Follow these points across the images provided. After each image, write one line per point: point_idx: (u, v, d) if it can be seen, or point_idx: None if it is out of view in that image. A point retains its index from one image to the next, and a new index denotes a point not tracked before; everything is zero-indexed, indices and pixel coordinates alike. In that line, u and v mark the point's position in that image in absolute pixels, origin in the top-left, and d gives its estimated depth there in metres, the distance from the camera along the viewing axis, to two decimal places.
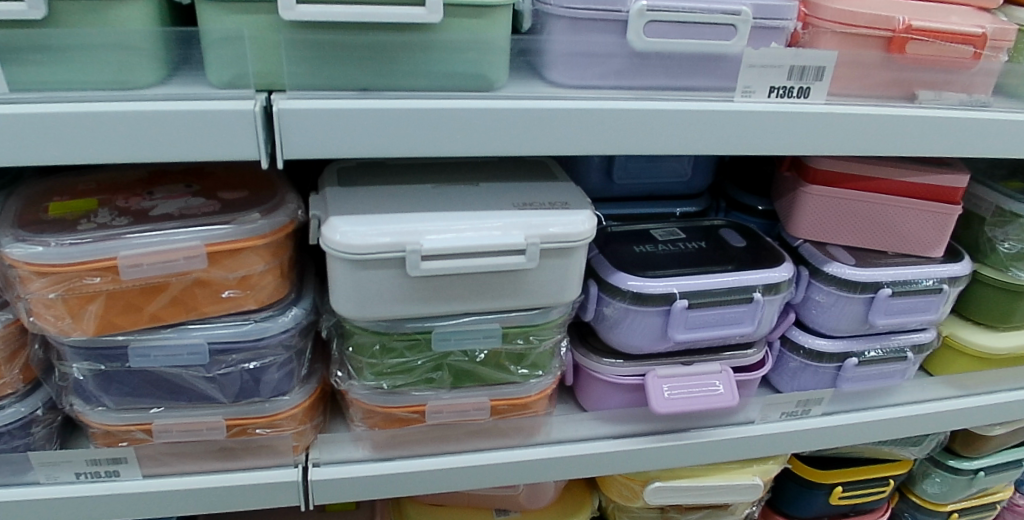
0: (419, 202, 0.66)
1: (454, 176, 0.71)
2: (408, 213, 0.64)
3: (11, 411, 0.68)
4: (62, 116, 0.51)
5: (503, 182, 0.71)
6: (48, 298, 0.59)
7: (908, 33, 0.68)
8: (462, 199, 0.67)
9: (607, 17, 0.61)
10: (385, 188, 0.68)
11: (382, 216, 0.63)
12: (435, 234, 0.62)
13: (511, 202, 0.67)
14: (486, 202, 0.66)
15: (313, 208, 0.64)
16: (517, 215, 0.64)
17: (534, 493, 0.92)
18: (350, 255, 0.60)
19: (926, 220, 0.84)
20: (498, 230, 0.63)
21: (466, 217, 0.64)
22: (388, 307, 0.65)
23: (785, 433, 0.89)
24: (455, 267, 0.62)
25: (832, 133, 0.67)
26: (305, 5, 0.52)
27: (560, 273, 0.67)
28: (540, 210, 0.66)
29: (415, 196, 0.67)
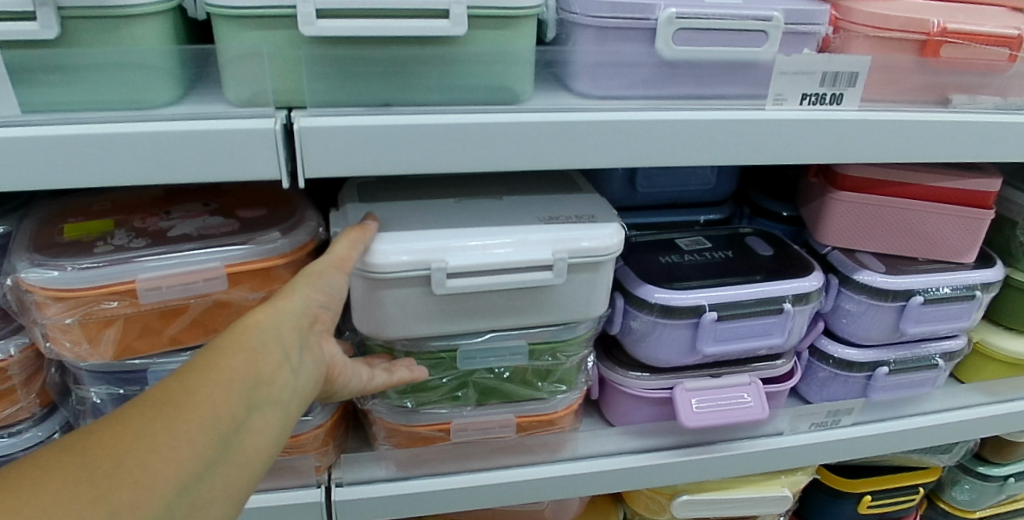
0: (443, 218, 0.64)
1: (478, 190, 0.69)
2: (433, 229, 0.62)
3: (29, 436, 0.67)
4: (79, 138, 0.50)
5: (527, 195, 0.69)
6: (65, 323, 0.57)
7: (944, 36, 0.66)
8: (487, 213, 0.65)
9: (634, 25, 0.59)
10: (409, 203, 0.66)
11: (406, 232, 0.61)
12: (460, 252, 0.60)
13: (537, 216, 0.65)
14: (511, 217, 0.64)
15: (335, 227, 0.63)
16: (544, 228, 0.63)
17: (560, 509, 0.90)
18: (374, 273, 0.59)
19: (958, 225, 0.82)
20: (525, 245, 0.61)
21: (492, 232, 0.62)
22: (414, 326, 0.63)
23: (815, 445, 0.87)
24: (481, 285, 0.61)
25: (866, 140, 0.65)
26: (325, 20, 0.51)
27: (588, 287, 0.65)
28: (568, 224, 0.64)
29: (439, 211, 0.65)
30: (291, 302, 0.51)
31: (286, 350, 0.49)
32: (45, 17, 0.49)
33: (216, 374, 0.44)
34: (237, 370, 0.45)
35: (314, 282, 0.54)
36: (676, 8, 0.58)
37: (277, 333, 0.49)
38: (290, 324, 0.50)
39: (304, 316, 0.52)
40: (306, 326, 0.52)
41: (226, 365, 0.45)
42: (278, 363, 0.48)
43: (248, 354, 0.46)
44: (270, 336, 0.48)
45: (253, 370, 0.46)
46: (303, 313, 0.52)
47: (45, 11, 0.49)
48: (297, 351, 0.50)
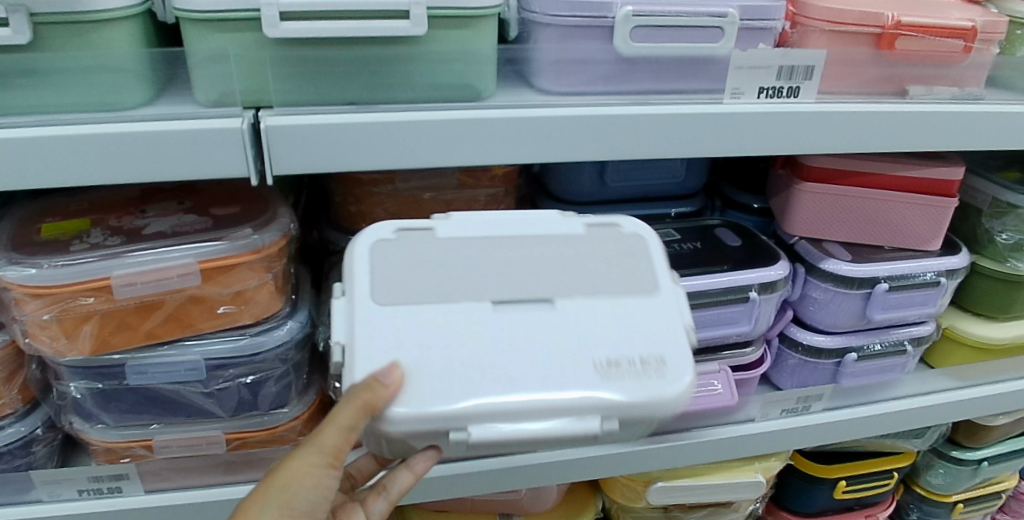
0: (474, 351, 0.51)
1: (528, 267, 0.56)
2: (462, 368, 0.50)
3: (12, 432, 0.69)
4: (52, 140, 0.51)
5: (595, 269, 0.57)
6: (43, 319, 0.59)
7: (898, 29, 0.68)
8: (536, 341, 0.52)
9: (593, 23, 0.61)
10: (440, 289, 0.54)
11: (425, 385, 0.49)
12: (479, 418, 0.49)
13: (591, 361, 0.52)
14: (563, 335, 0.53)
15: (338, 337, 0.52)
16: (598, 386, 0.50)
17: (538, 497, 0.92)
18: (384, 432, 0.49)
19: (922, 213, 0.84)
20: (571, 422, 0.50)
21: (529, 390, 0.50)
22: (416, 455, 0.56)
23: (785, 430, 0.89)
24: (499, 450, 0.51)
25: (824, 132, 0.67)
26: (289, 21, 0.52)
27: (639, 431, 0.54)
28: (628, 385, 0.51)
29: (474, 347, 0.51)
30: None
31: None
32: (18, 23, 0.50)
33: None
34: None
35: (318, 474, 0.51)
36: (632, 6, 0.60)
37: None
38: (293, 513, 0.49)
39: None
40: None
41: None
42: None
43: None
44: None
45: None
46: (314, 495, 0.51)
47: (16, 17, 0.50)
48: None
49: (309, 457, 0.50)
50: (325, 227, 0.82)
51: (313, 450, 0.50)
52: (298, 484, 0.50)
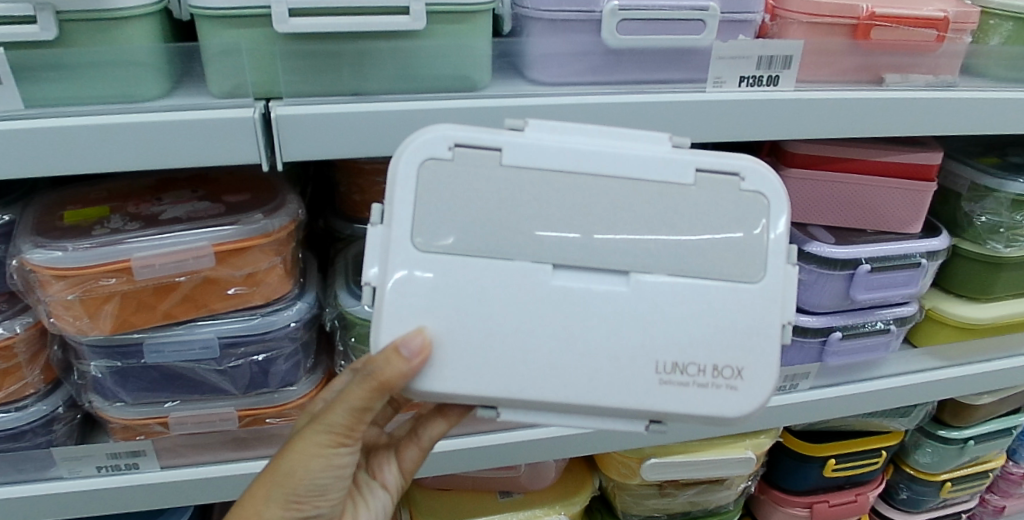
0: (529, 329, 0.52)
1: (608, 239, 0.52)
2: (506, 349, 0.51)
3: (35, 410, 0.72)
4: (76, 129, 0.55)
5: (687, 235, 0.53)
6: (67, 300, 0.63)
7: (872, 20, 0.71)
8: (598, 330, 0.52)
9: (582, 17, 0.64)
10: (500, 243, 0.52)
11: (462, 362, 0.51)
12: (512, 406, 0.52)
13: (654, 363, 0.52)
14: (623, 327, 0.52)
15: (372, 275, 0.52)
16: (651, 393, 0.52)
17: (536, 474, 0.97)
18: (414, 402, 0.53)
19: (902, 197, 0.88)
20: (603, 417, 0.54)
21: (572, 387, 0.51)
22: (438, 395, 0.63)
23: (773, 407, 0.93)
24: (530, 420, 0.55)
25: (803, 119, 0.71)
26: (298, 17, 0.56)
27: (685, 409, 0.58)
28: (681, 394, 0.52)
29: (529, 320, 0.52)
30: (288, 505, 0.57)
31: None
32: (45, 20, 0.54)
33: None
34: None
35: (326, 454, 0.57)
36: (619, 1, 0.64)
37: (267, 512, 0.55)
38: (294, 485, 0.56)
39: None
40: (299, 504, 0.58)
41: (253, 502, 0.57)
42: None
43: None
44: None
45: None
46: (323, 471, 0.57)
47: (43, 14, 0.54)
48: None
49: (318, 437, 0.56)
50: (330, 216, 0.86)
51: (321, 429, 0.56)
52: (306, 463, 0.56)
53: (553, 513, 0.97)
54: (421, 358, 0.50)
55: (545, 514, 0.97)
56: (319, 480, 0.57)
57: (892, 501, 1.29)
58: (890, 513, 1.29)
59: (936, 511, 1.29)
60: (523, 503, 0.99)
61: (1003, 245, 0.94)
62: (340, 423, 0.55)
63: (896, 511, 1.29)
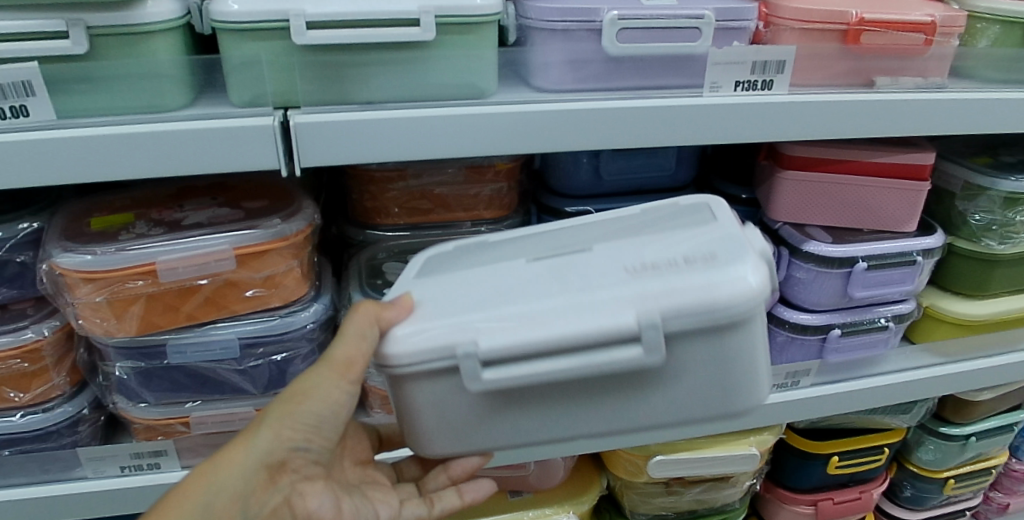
0: (511, 285, 0.58)
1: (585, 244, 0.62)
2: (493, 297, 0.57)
3: (62, 411, 0.75)
4: (106, 138, 0.58)
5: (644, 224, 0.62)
6: (95, 302, 0.65)
7: (862, 25, 0.74)
8: (569, 273, 0.57)
9: (583, 26, 0.68)
10: (487, 266, 0.62)
11: (439, 310, 0.57)
12: (491, 333, 0.53)
13: (622, 268, 0.56)
14: (594, 268, 0.57)
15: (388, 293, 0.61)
16: (633, 284, 0.53)
17: (545, 472, 0.99)
18: (395, 365, 0.56)
19: (897, 197, 0.90)
20: (592, 308, 0.52)
21: (549, 299, 0.54)
22: (467, 426, 0.59)
23: (776, 404, 0.95)
24: (526, 369, 0.54)
25: (797, 120, 0.73)
26: (315, 30, 0.59)
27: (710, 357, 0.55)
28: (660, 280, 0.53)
29: (508, 287, 0.57)
30: (284, 435, 0.59)
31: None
32: (76, 36, 0.57)
33: (200, 486, 0.58)
34: (217, 477, 0.58)
35: (329, 386, 0.60)
36: (618, 11, 0.67)
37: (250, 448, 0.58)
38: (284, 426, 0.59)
39: (284, 457, 0.60)
40: (294, 435, 0.60)
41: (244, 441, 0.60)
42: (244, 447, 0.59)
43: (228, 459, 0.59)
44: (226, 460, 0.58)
45: (225, 489, 0.58)
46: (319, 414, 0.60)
47: (76, 30, 0.57)
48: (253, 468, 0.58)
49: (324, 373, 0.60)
50: (343, 223, 0.89)
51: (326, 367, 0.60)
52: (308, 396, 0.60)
53: (562, 512, 1.00)
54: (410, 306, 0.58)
55: (555, 512, 0.99)
56: (318, 413, 0.60)
57: (896, 498, 1.30)
58: (896, 511, 1.30)
59: (941, 509, 1.30)
60: (533, 502, 1.01)
61: (997, 243, 0.97)
62: (341, 355, 0.58)
63: (901, 509, 1.30)
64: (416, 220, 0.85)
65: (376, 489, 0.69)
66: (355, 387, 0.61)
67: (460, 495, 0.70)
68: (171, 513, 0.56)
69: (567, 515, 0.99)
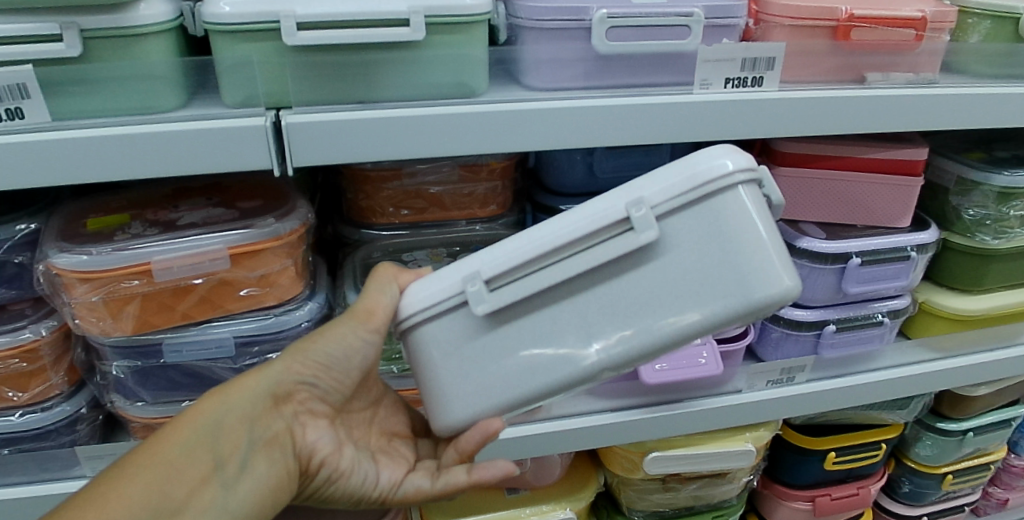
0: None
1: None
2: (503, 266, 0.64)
3: (60, 410, 0.76)
4: (99, 139, 0.59)
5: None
6: (92, 301, 0.66)
7: (852, 22, 0.75)
8: None
9: (572, 25, 0.68)
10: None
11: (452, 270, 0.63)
12: (489, 257, 0.59)
13: None
14: None
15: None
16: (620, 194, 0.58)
17: (541, 469, 1.00)
18: (406, 318, 0.63)
19: (889, 192, 0.91)
20: (588, 207, 0.57)
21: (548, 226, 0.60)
22: (476, 356, 0.62)
23: (771, 400, 0.96)
24: (524, 283, 0.58)
25: (788, 117, 0.74)
26: (306, 31, 0.60)
27: (710, 235, 0.55)
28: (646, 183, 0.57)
29: None
30: (299, 368, 0.62)
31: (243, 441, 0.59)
32: (70, 38, 0.58)
33: (210, 399, 0.59)
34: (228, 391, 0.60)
35: (345, 327, 0.63)
36: (607, 9, 0.68)
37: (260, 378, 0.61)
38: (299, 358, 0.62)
39: (294, 388, 0.62)
40: (307, 369, 0.63)
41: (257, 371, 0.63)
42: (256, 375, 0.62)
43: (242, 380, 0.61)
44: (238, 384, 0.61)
45: (233, 405, 0.59)
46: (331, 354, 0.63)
47: (69, 33, 0.58)
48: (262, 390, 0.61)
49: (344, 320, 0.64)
50: (339, 222, 0.90)
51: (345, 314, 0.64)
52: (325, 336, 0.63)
53: (559, 509, 1.00)
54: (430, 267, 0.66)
55: (552, 509, 1.00)
56: (331, 353, 0.63)
57: (894, 494, 1.30)
58: (893, 507, 1.30)
59: (940, 504, 1.30)
60: (530, 500, 1.02)
61: (991, 237, 0.97)
62: (363, 299, 0.63)
63: (899, 505, 1.30)
64: (411, 219, 0.86)
65: (384, 454, 0.70)
66: (371, 337, 0.64)
67: (468, 472, 0.67)
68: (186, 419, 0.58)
69: (564, 512, 1.00)
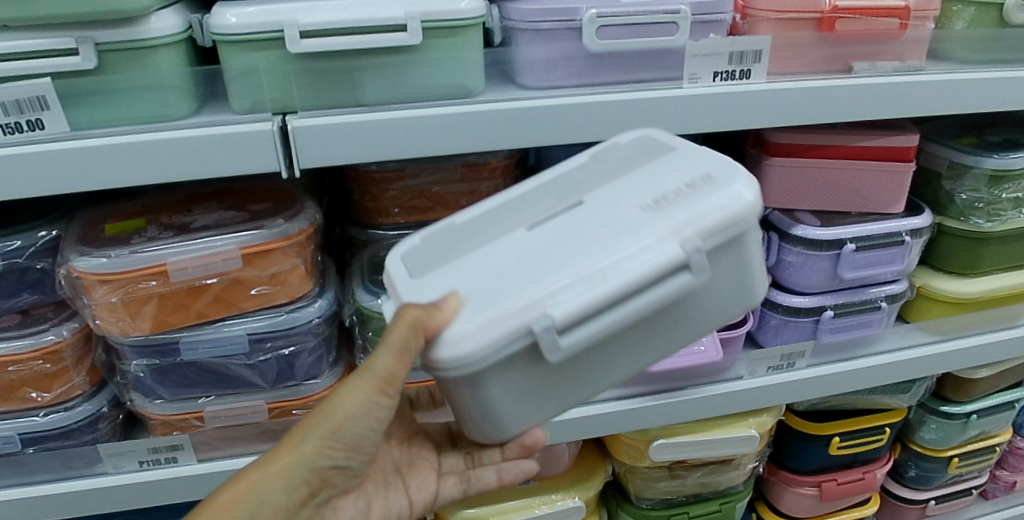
0: (556, 245, 0.56)
1: (591, 179, 0.63)
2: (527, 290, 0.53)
3: (83, 409, 0.79)
4: (115, 147, 0.62)
5: (579, 163, 0.66)
6: (112, 302, 0.69)
7: (836, 13, 0.77)
8: (581, 229, 0.56)
9: (564, 26, 0.71)
10: (491, 232, 0.60)
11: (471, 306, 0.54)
12: (554, 296, 0.52)
13: (642, 212, 0.56)
14: (613, 220, 0.56)
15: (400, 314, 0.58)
16: (667, 215, 0.55)
17: (550, 459, 1.02)
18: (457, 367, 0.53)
19: (882, 179, 0.92)
20: (647, 238, 0.54)
21: (611, 247, 0.54)
22: (535, 398, 0.57)
23: (771, 385, 0.98)
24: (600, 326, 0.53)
25: (778, 107, 0.76)
26: (308, 39, 0.63)
27: (733, 264, 0.58)
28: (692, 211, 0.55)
29: (544, 263, 0.55)
30: (322, 453, 0.62)
31: (300, 504, 0.62)
32: (86, 51, 0.61)
33: (243, 489, 0.60)
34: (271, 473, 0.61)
35: (370, 400, 0.61)
36: (596, 9, 0.70)
37: (293, 473, 0.61)
38: (335, 438, 0.61)
39: (325, 468, 0.62)
40: (333, 451, 0.62)
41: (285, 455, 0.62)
42: (287, 459, 0.61)
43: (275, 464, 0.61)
44: (277, 474, 0.61)
45: (267, 498, 0.60)
46: (359, 427, 0.62)
47: (85, 47, 0.61)
48: (296, 476, 0.61)
49: (363, 384, 0.60)
50: (346, 224, 0.93)
51: (365, 379, 0.60)
52: (338, 399, 0.61)
53: (568, 498, 1.03)
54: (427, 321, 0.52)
55: (561, 499, 1.03)
56: (358, 432, 0.62)
57: (901, 479, 1.31)
58: (902, 492, 1.30)
59: (947, 488, 1.31)
60: (540, 490, 1.04)
61: (985, 220, 0.99)
62: (382, 370, 0.59)
63: (907, 489, 1.30)
64: (415, 219, 0.88)
65: (411, 474, 0.73)
66: (390, 401, 0.62)
67: (497, 474, 0.72)
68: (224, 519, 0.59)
69: (573, 501, 1.02)
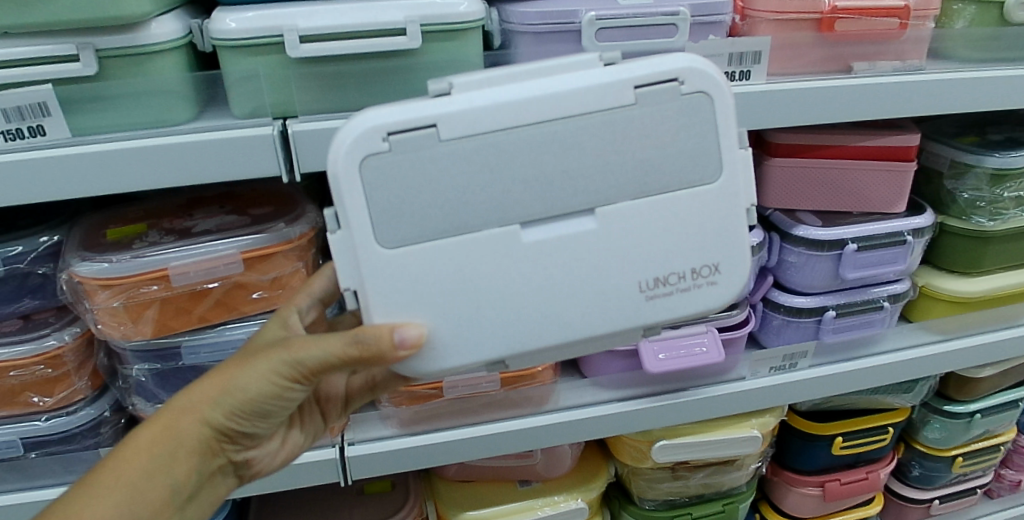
0: (537, 283, 0.53)
1: (599, 156, 0.51)
2: (488, 348, 0.53)
3: (85, 414, 0.79)
4: (116, 153, 0.62)
5: (606, 80, 0.50)
6: (113, 307, 0.70)
7: (835, 13, 0.77)
8: (571, 263, 0.53)
9: (563, 28, 0.71)
10: (465, 208, 0.51)
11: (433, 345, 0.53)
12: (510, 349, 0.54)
13: (638, 281, 0.54)
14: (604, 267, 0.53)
15: (349, 279, 0.52)
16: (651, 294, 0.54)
17: (552, 461, 1.02)
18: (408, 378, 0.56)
19: (884, 179, 0.92)
20: (618, 306, 0.54)
21: (583, 320, 0.54)
22: None
23: (773, 386, 0.97)
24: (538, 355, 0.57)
25: (779, 108, 0.76)
26: (308, 43, 0.63)
27: None
28: (674, 302, 0.55)
29: (518, 305, 0.53)
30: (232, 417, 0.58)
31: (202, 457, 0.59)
32: (86, 58, 0.61)
33: (142, 440, 0.56)
34: (184, 424, 0.56)
35: (292, 385, 0.57)
36: (595, 11, 0.70)
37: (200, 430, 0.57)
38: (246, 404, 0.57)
39: (231, 429, 0.59)
40: (244, 416, 0.58)
41: (197, 411, 0.57)
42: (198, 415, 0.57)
43: (188, 420, 0.56)
44: (184, 427, 0.57)
45: (168, 453, 0.57)
46: (275, 400, 0.58)
47: (85, 53, 0.61)
48: (202, 432, 0.57)
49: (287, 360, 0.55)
50: None
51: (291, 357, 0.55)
52: (258, 370, 0.56)
53: (570, 499, 1.03)
54: (388, 344, 0.51)
55: (564, 500, 1.03)
56: (272, 404, 0.58)
57: (905, 479, 1.31)
58: (906, 492, 1.30)
59: (951, 487, 1.30)
60: (542, 491, 1.04)
61: (987, 219, 0.98)
62: (309, 358, 0.55)
63: (911, 489, 1.30)
64: None
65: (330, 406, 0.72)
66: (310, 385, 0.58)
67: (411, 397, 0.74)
68: (120, 468, 0.55)
69: (576, 503, 1.02)
